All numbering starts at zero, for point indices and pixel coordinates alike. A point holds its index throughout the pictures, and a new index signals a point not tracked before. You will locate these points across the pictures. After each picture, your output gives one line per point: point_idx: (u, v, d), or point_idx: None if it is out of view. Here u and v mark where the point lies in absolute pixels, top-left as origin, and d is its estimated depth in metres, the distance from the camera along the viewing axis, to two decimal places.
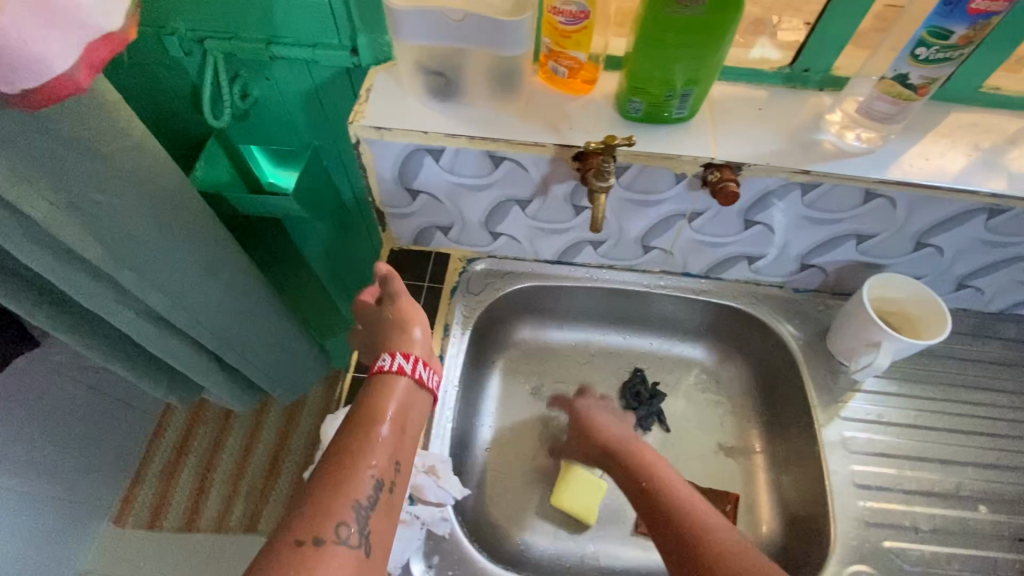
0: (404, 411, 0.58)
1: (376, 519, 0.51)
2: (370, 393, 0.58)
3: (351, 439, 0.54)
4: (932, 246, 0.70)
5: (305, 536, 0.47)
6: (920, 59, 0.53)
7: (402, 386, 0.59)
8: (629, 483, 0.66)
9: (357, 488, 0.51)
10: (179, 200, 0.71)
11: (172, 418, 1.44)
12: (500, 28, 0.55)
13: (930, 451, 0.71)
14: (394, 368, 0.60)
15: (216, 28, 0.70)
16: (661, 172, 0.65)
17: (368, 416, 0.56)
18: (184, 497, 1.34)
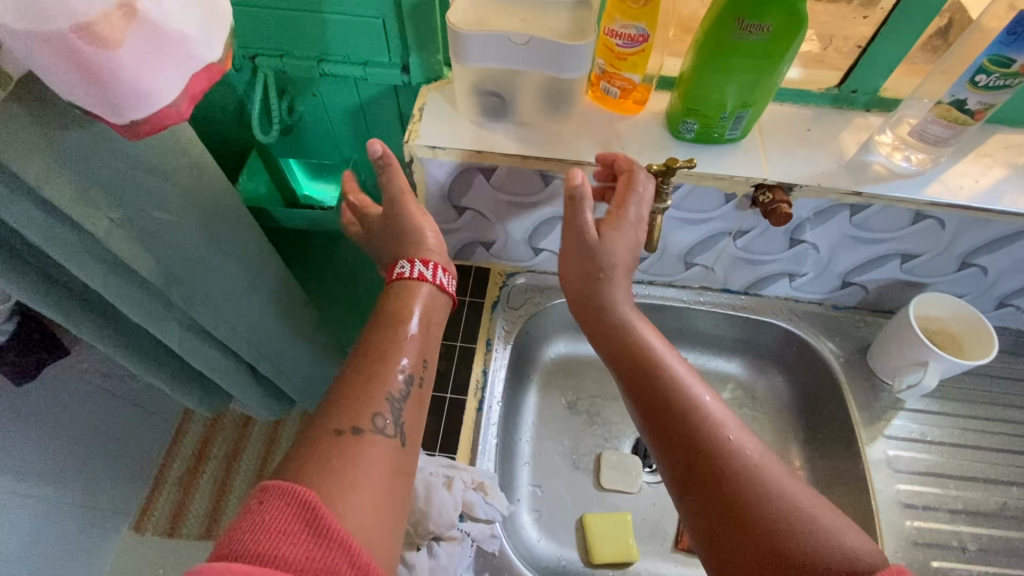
0: (428, 309, 0.61)
1: (408, 410, 0.54)
2: (393, 296, 0.61)
3: (380, 341, 0.57)
4: (976, 266, 0.71)
5: (343, 427, 0.49)
6: (979, 86, 0.54)
7: (425, 291, 0.61)
8: (633, 366, 0.59)
9: (386, 383, 0.54)
10: (228, 214, 0.71)
11: (191, 424, 1.42)
12: (563, 53, 0.56)
13: (973, 470, 0.71)
14: (414, 275, 0.61)
15: (268, 45, 0.70)
16: (711, 191, 0.65)
17: (394, 315, 0.59)
18: (206, 503, 1.33)
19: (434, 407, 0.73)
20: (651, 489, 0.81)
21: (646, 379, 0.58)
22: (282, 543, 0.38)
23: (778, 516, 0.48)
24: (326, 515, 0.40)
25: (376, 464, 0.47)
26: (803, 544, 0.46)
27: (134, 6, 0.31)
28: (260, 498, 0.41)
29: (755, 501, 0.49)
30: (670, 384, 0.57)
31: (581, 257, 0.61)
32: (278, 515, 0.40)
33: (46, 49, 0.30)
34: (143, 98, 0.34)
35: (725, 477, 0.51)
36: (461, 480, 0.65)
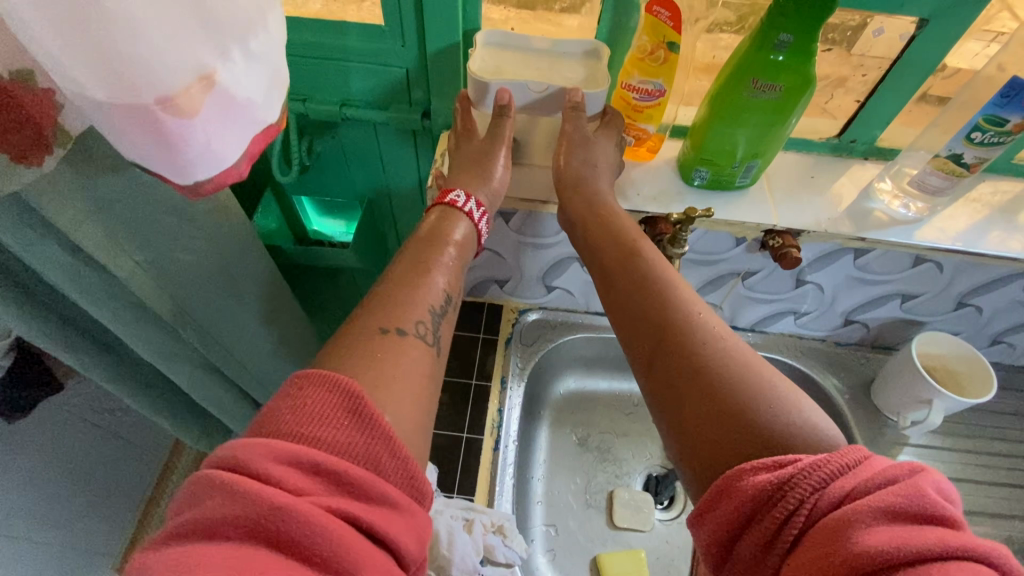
0: (467, 240, 0.61)
1: (443, 328, 0.54)
2: (440, 218, 0.61)
3: (418, 255, 0.57)
4: (972, 306, 0.74)
5: (388, 326, 0.49)
6: (975, 142, 0.58)
7: (465, 227, 0.61)
8: (613, 255, 0.59)
9: (430, 294, 0.54)
10: (248, 255, 0.72)
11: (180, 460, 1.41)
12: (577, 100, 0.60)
13: (977, 504, 0.73)
14: (465, 210, 0.61)
15: (292, 90, 0.72)
16: (723, 235, 0.68)
17: (434, 235, 0.60)
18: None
19: (451, 447, 0.73)
20: (663, 527, 0.81)
21: (626, 264, 0.57)
22: (323, 426, 0.38)
23: (739, 383, 0.46)
24: (369, 405, 0.40)
25: (414, 364, 0.48)
26: (761, 412, 0.44)
27: (213, 79, 0.33)
28: (302, 383, 0.41)
29: (713, 372, 0.47)
30: (650, 274, 0.56)
31: (578, 149, 0.62)
32: (320, 401, 0.39)
33: (126, 117, 0.31)
34: (211, 160, 0.37)
35: (689, 351, 0.49)
36: (480, 523, 0.65)
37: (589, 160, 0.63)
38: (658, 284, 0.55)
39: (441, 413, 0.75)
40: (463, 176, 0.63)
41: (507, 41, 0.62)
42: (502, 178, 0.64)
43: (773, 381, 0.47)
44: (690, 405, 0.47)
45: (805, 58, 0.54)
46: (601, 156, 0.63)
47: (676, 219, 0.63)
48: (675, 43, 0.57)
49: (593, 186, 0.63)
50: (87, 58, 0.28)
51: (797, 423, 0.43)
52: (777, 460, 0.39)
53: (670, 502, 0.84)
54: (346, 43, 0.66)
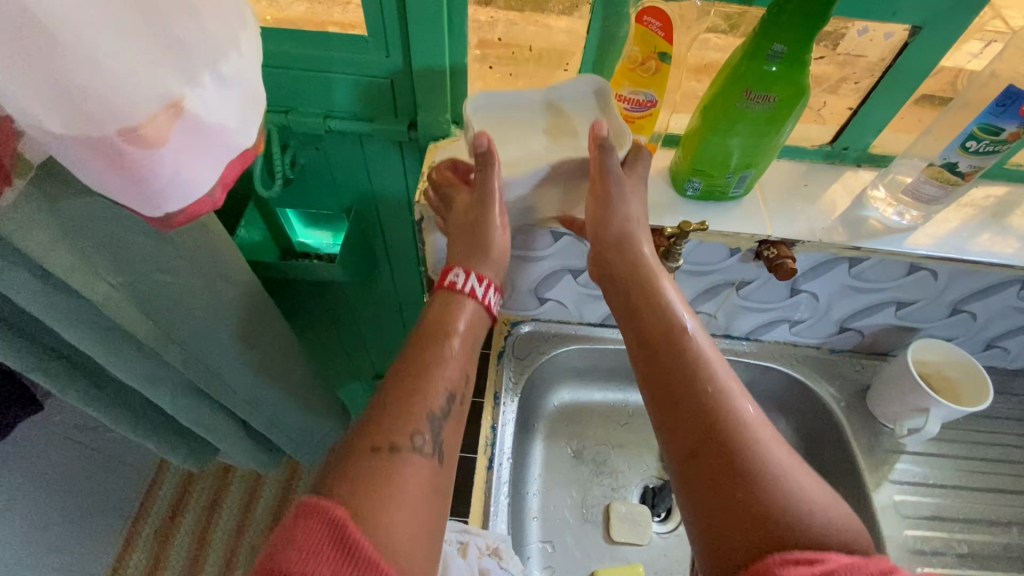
0: (471, 325, 0.59)
1: (448, 429, 0.52)
2: (440, 305, 0.59)
3: (422, 355, 0.55)
4: (967, 312, 0.74)
5: (381, 443, 0.47)
6: (970, 151, 0.57)
7: (470, 307, 0.59)
8: (654, 320, 0.57)
9: (429, 399, 0.51)
10: (232, 272, 0.70)
11: (167, 475, 1.44)
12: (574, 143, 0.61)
13: (975, 512, 0.73)
14: (466, 288, 0.59)
15: (274, 103, 0.71)
16: (717, 246, 0.67)
17: (437, 327, 0.57)
18: (186, 554, 1.35)
19: None
20: (661, 540, 0.80)
21: (668, 333, 0.55)
22: (309, 560, 0.38)
23: (780, 487, 0.45)
24: (353, 534, 0.40)
25: (411, 484, 0.46)
26: (801, 522, 0.43)
27: (181, 106, 0.33)
28: (298, 512, 0.41)
29: (756, 470, 0.46)
30: (692, 345, 0.54)
31: (613, 205, 0.59)
32: (310, 532, 0.40)
33: (91, 150, 0.31)
34: (182, 188, 0.36)
35: (731, 441, 0.48)
36: (475, 546, 0.63)
37: (624, 218, 0.60)
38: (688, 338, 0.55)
39: None
40: (464, 251, 0.60)
41: (489, 102, 0.62)
42: (502, 241, 0.61)
43: (810, 487, 0.46)
44: (713, 465, 0.47)
45: (797, 67, 0.53)
46: (636, 206, 0.60)
47: (668, 233, 0.62)
48: (667, 53, 0.56)
49: (635, 245, 0.60)
50: (48, 94, 0.28)
51: (832, 537, 0.43)
52: (812, 563, 0.39)
53: (667, 514, 0.83)
54: (329, 54, 0.64)
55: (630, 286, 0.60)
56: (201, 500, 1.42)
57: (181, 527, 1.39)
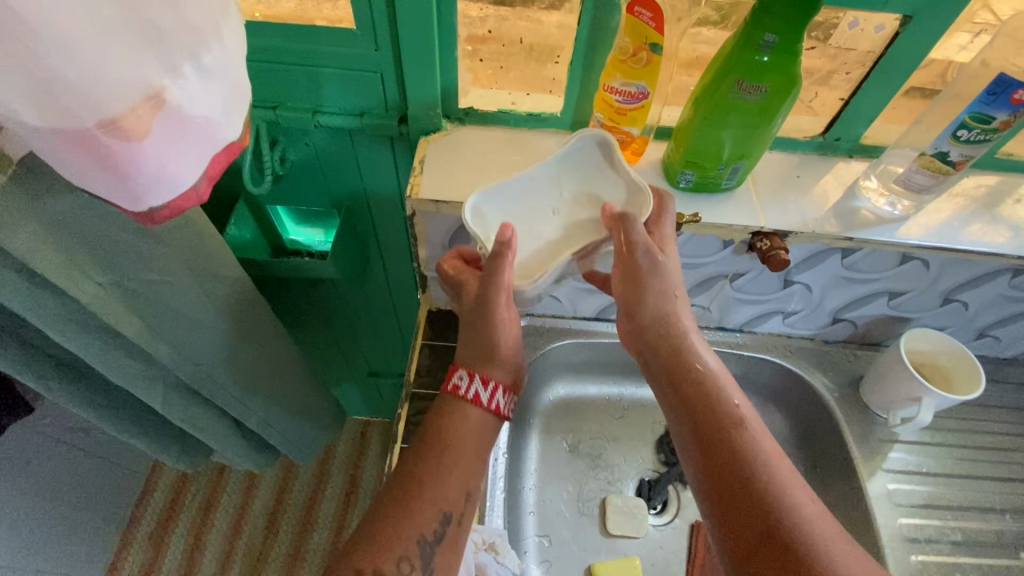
0: (473, 436, 0.57)
1: (441, 554, 0.52)
2: (443, 412, 0.58)
3: (421, 468, 0.55)
4: (958, 301, 0.74)
5: (366, 565, 0.49)
6: (961, 140, 0.57)
7: (474, 414, 0.58)
8: (703, 409, 0.55)
9: (423, 523, 0.52)
10: (221, 269, 0.69)
11: (161, 477, 1.44)
12: (585, 216, 0.62)
13: (967, 499, 0.73)
14: (469, 394, 0.58)
15: (262, 98, 0.70)
16: (710, 238, 0.67)
17: (439, 441, 0.56)
18: (181, 555, 1.35)
19: None
20: (657, 532, 0.81)
21: (718, 422, 0.54)
22: None
23: None
24: None
25: None
26: None
27: (162, 98, 0.32)
28: None
29: None
30: (742, 436, 0.53)
31: (646, 277, 0.59)
32: None
33: (70, 144, 0.31)
34: (167, 183, 0.35)
35: (792, 553, 0.46)
36: (471, 542, 0.63)
37: (666, 286, 0.59)
38: (739, 420, 0.54)
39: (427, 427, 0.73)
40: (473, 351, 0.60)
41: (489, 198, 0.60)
42: (508, 332, 0.60)
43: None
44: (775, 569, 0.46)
45: (789, 58, 0.53)
46: (673, 272, 0.59)
47: None
48: (658, 44, 0.56)
49: (679, 322, 0.59)
50: (23, 87, 0.28)
51: None
52: None
53: (663, 506, 0.83)
54: (317, 48, 0.63)
55: (674, 367, 0.58)
56: (195, 501, 1.42)
57: (176, 529, 1.38)
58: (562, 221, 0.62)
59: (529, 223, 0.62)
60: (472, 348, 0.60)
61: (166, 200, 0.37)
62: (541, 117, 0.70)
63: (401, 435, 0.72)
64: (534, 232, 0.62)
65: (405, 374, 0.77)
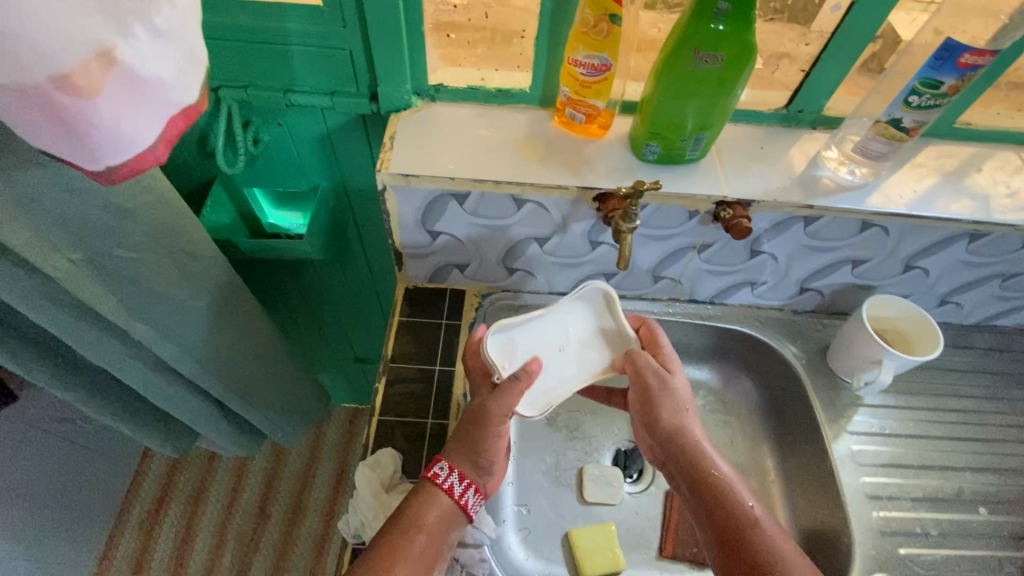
0: (440, 527, 0.60)
1: None
2: (418, 497, 0.61)
3: (389, 545, 0.57)
4: (919, 268, 0.76)
5: None
6: (913, 106, 0.58)
7: (445, 504, 0.61)
8: (719, 513, 0.60)
9: None
10: (195, 248, 0.70)
11: (151, 465, 1.46)
12: (592, 355, 0.73)
13: (929, 458, 0.76)
14: (446, 484, 0.61)
15: (232, 77, 0.70)
16: (676, 209, 0.68)
17: (411, 524, 0.59)
18: (171, 542, 1.36)
19: (414, 433, 0.71)
20: (632, 499, 0.83)
21: (735, 526, 0.59)
22: None
23: None
24: None
25: None
26: None
27: (112, 55, 0.34)
28: None
29: None
30: (760, 539, 0.57)
31: (658, 395, 0.68)
32: None
33: (25, 101, 0.33)
34: (123, 142, 0.37)
35: None
36: None
37: (676, 404, 0.68)
38: (754, 523, 0.59)
39: (405, 401, 0.74)
40: (458, 453, 0.63)
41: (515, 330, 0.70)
42: (498, 444, 0.64)
43: None
44: None
45: (743, 26, 0.54)
46: (682, 391, 0.69)
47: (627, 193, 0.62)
48: (617, 15, 0.57)
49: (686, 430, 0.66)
50: None
51: None
52: None
53: (639, 475, 0.85)
54: (285, 26, 0.64)
55: (685, 473, 0.64)
56: (184, 490, 1.43)
57: (166, 516, 1.39)
58: (573, 361, 0.73)
59: (542, 357, 0.72)
60: (459, 444, 0.63)
61: (122, 161, 0.38)
62: (510, 93, 0.71)
63: (379, 409, 0.73)
64: (547, 368, 0.72)
65: (383, 350, 0.78)
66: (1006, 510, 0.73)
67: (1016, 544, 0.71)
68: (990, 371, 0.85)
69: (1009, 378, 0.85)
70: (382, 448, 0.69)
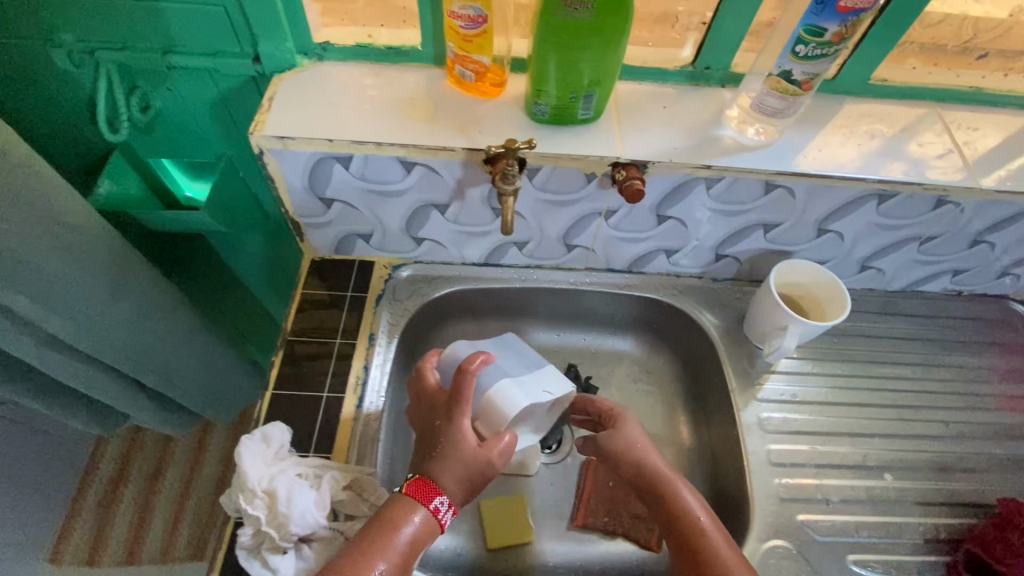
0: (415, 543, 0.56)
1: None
2: (400, 506, 0.57)
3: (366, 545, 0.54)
4: (833, 232, 0.74)
5: None
6: (800, 56, 0.57)
7: (424, 518, 0.56)
8: (677, 533, 0.61)
9: None
10: (62, 219, 0.67)
11: (108, 446, 1.38)
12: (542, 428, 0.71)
13: (840, 425, 0.75)
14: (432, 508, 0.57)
15: (107, 38, 0.67)
16: (572, 172, 0.66)
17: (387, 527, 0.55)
18: (128, 525, 1.31)
19: (310, 406, 0.71)
20: (548, 470, 0.82)
21: (690, 545, 0.60)
22: None
23: None
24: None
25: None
26: None
27: None
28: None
29: None
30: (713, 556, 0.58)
31: (610, 442, 0.67)
32: None
33: None
34: None
35: None
36: (332, 480, 0.62)
37: (630, 441, 0.66)
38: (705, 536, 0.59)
39: (303, 373, 0.73)
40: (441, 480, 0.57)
41: (516, 392, 0.63)
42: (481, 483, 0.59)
43: None
44: None
45: None
46: (634, 431, 0.67)
47: (498, 152, 0.60)
48: None
49: (647, 459, 0.65)
50: None
51: None
52: None
53: (557, 446, 0.84)
54: None
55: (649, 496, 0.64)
56: (138, 475, 1.35)
57: (121, 501, 1.33)
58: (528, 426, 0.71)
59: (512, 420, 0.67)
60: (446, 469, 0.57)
61: None
62: (402, 51, 0.68)
63: (274, 382, 0.72)
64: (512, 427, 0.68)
65: (283, 324, 0.77)
66: (913, 476, 0.73)
67: (921, 510, 0.70)
68: (915, 337, 0.84)
69: (933, 344, 0.84)
70: (275, 420, 0.68)
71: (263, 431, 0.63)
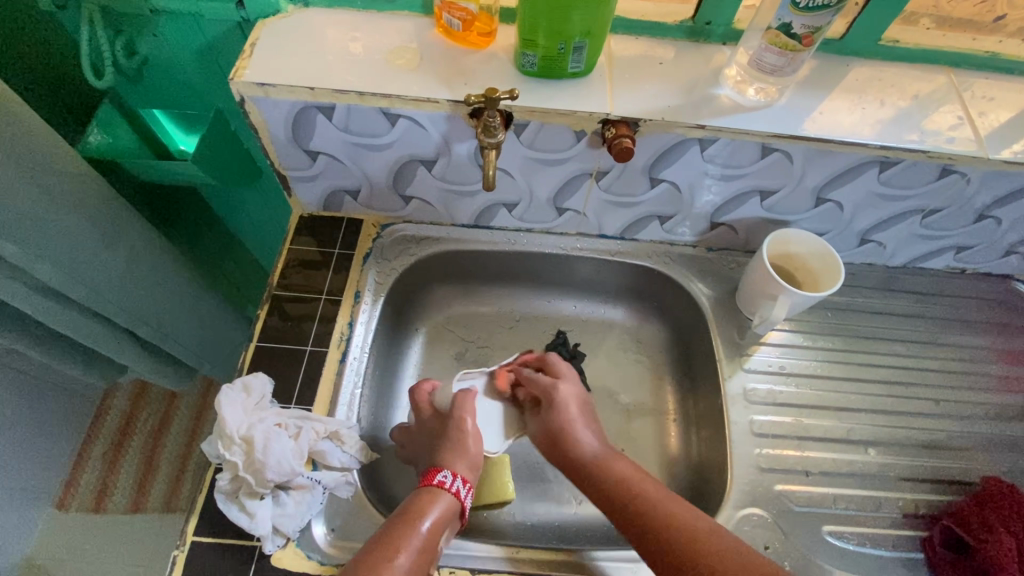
0: (444, 522, 0.58)
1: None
2: (423, 494, 0.60)
3: (397, 528, 0.55)
4: (832, 201, 0.72)
5: None
6: (800, 8, 0.55)
7: (447, 499, 0.60)
8: (604, 482, 0.64)
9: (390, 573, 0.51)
10: (44, 161, 0.67)
11: (115, 400, 1.33)
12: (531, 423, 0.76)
13: (827, 398, 0.74)
14: (452, 488, 0.61)
15: None
16: (560, 129, 0.64)
17: (410, 513, 0.57)
18: (135, 475, 1.29)
19: (294, 359, 0.71)
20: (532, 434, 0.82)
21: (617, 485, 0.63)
22: None
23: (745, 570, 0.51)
24: None
25: None
26: None
27: None
28: None
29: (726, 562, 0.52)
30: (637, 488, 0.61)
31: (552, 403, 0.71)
32: None
33: None
34: None
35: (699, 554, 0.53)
36: (311, 430, 0.63)
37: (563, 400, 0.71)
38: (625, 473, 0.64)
39: (287, 328, 0.73)
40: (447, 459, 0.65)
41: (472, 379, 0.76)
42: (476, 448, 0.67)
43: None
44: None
45: None
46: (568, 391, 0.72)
47: (478, 104, 0.58)
48: None
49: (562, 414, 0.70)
50: None
51: None
52: None
53: None
54: None
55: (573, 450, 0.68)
56: (146, 427, 1.32)
57: (128, 452, 1.30)
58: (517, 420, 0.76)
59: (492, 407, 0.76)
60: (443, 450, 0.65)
61: None
62: None
63: (258, 335, 0.72)
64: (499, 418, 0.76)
65: (269, 278, 0.77)
66: (898, 452, 0.72)
67: (902, 485, 0.70)
68: (915, 315, 0.82)
69: (933, 322, 0.82)
70: (256, 371, 0.69)
71: (245, 381, 0.64)
